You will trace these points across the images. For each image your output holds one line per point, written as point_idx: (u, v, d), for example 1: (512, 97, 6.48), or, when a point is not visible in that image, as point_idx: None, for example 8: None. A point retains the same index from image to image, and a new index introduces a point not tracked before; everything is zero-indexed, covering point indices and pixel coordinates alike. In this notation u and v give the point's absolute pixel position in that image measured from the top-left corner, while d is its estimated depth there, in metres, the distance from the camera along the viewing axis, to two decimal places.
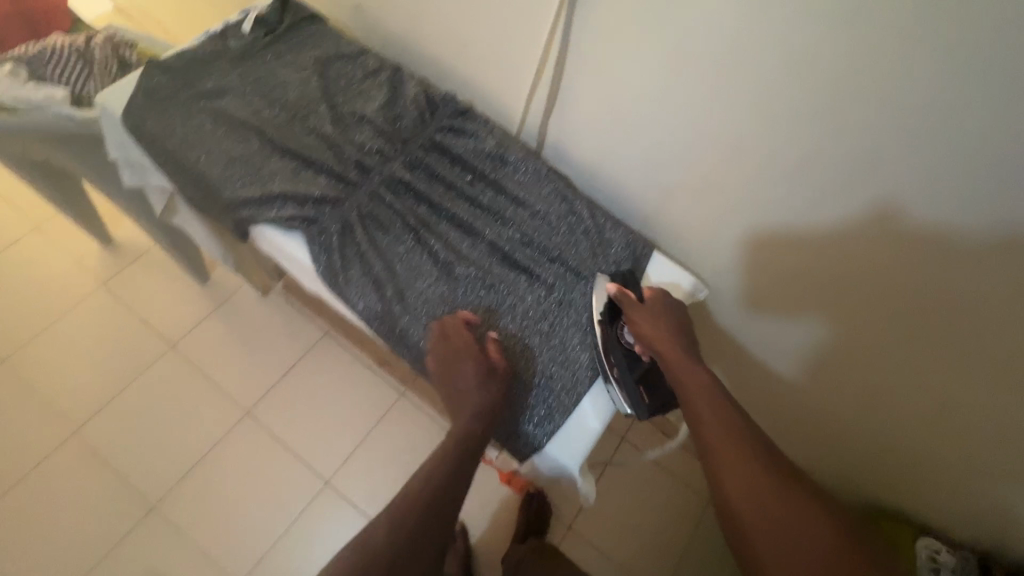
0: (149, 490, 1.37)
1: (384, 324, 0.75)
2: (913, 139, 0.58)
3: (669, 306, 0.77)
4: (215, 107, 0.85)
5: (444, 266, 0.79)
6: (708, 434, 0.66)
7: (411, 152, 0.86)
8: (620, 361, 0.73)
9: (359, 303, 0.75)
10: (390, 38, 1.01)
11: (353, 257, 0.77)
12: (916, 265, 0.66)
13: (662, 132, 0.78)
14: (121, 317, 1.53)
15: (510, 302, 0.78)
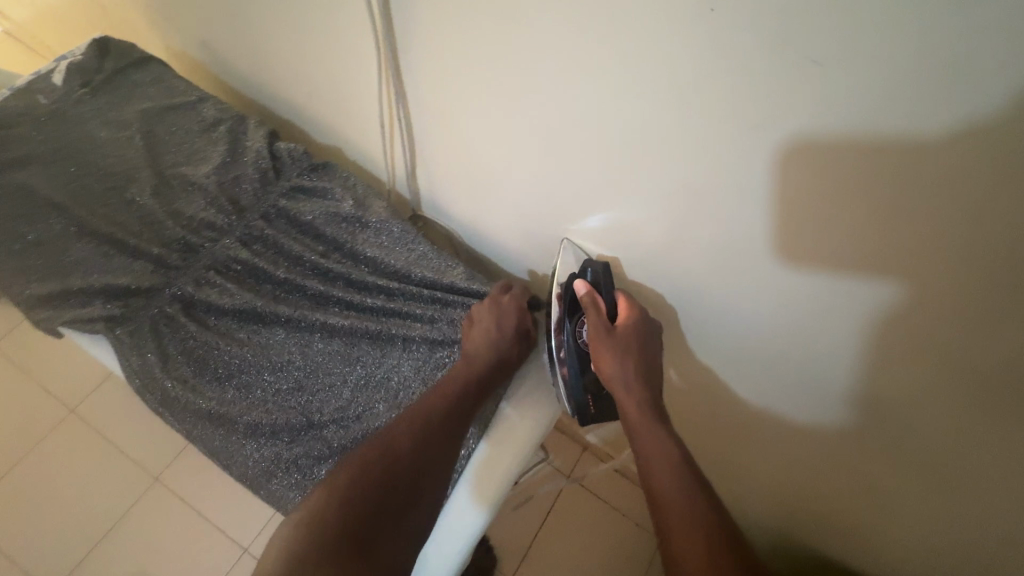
0: (48, 573, 1.26)
1: (207, 439, 0.64)
2: (772, 229, 0.45)
3: (647, 331, 0.59)
4: (15, 183, 0.73)
5: (281, 362, 0.66)
6: (676, 531, 0.49)
7: (249, 223, 0.73)
8: (572, 360, 0.62)
9: (178, 415, 0.64)
10: (241, 76, 0.88)
11: (171, 360, 0.66)
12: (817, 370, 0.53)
13: (527, 193, 0.64)
14: (16, 382, 1.41)
15: (359, 402, 0.64)
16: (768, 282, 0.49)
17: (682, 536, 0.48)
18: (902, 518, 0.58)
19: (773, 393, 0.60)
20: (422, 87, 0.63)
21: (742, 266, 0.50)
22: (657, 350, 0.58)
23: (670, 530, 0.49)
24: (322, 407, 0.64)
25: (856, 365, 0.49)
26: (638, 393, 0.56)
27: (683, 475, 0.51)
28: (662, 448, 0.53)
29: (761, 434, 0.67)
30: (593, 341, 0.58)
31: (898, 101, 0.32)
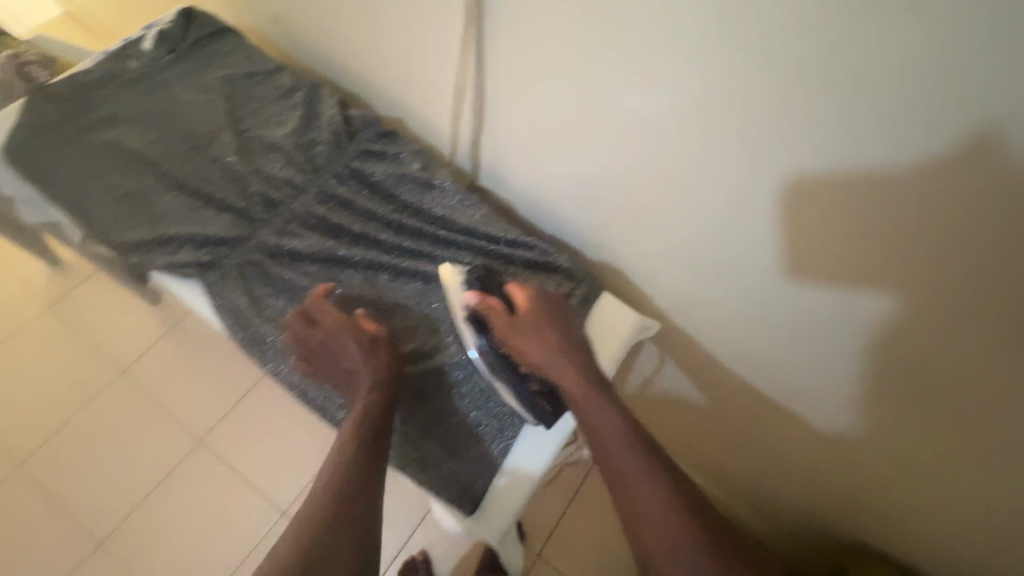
0: (97, 524, 1.32)
1: (289, 377, 0.68)
2: (838, 191, 0.49)
3: (557, 314, 0.66)
4: (104, 138, 0.76)
5: (360, 308, 0.71)
6: (636, 493, 0.54)
7: (326, 183, 0.77)
8: (502, 369, 0.64)
9: (265, 360, 0.68)
10: (310, 52, 0.93)
11: (260, 306, 0.70)
12: (870, 336, 0.56)
13: (592, 161, 0.68)
14: (69, 343, 1.47)
15: (433, 345, 0.70)
16: (832, 244, 0.53)
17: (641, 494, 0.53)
18: (935, 474, 0.61)
19: (820, 359, 0.63)
20: (503, 59, 0.68)
21: (805, 229, 0.54)
22: (577, 330, 0.66)
23: (630, 495, 0.54)
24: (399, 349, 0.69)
25: (905, 330, 0.52)
26: (573, 373, 0.61)
27: (629, 445, 0.56)
28: (609, 421, 0.57)
29: (804, 404, 0.70)
30: (510, 337, 0.63)
31: (992, 50, 0.36)
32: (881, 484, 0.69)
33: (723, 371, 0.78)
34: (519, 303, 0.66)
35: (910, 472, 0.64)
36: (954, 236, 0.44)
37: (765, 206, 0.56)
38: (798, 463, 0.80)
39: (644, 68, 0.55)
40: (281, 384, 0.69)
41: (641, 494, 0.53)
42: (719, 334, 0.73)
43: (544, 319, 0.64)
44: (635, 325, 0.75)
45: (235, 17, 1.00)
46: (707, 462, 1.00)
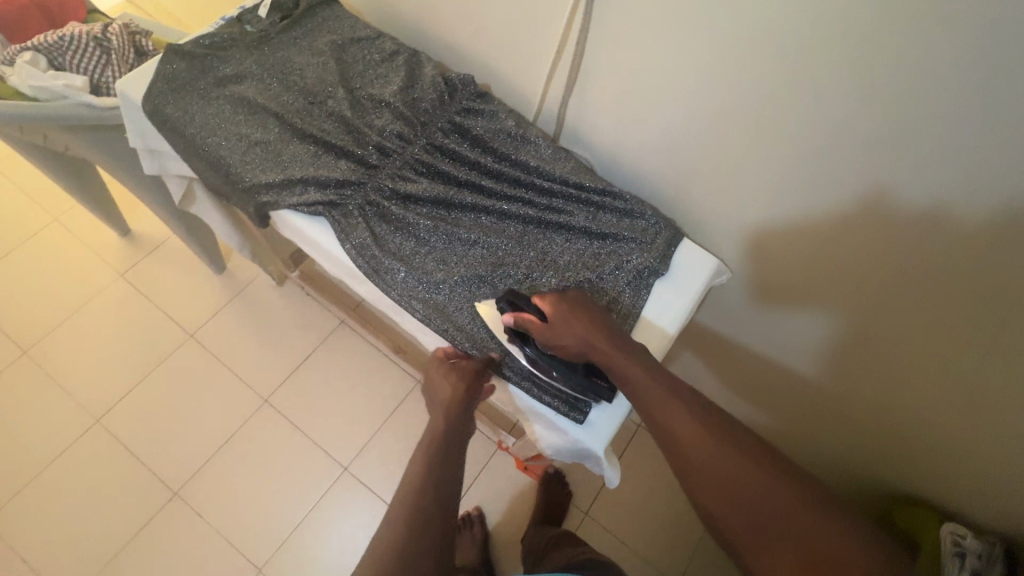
0: (172, 475, 1.39)
1: (409, 303, 0.76)
2: (927, 125, 0.58)
3: (562, 298, 0.69)
4: (233, 93, 0.85)
5: (470, 244, 0.80)
6: (674, 430, 0.61)
7: (431, 135, 0.85)
8: (559, 373, 0.69)
9: (388, 287, 0.76)
10: (401, 23, 1.00)
11: (381, 241, 0.78)
12: (943, 253, 0.66)
13: (686, 111, 0.77)
14: (141, 307, 1.55)
15: (536, 278, 0.78)
16: (914, 169, 0.62)
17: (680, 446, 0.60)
18: (990, 374, 0.72)
19: (892, 281, 0.74)
20: (608, 22, 0.75)
21: (893, 161, 0.63)
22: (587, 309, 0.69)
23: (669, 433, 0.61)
24: (507, 279, 0.77)
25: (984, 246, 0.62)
26: (606, 345, 0.67)
27: (664, 393, 0.63)
28: (641, 375, 0.64)
29: (872, 326, 0.81)
30: (551, 334, 0.68)
31: None
32: (941, 395, 0.81)
33: (796, 302, 0.89)
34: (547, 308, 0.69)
35: (967, 378, 0.75)
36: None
37: (856, 144, 0.65)
38: (859, 388, 0.91)
39: (749, 22, 0.64)
40: (402, 310, 0.77)
41: (678, 426, 0.60)
42: (801, 267, 0.83)
43: (572, 308, 0.69)
44: (713, 268, 0.84)
45: None
46: (771, 399, 1.11)
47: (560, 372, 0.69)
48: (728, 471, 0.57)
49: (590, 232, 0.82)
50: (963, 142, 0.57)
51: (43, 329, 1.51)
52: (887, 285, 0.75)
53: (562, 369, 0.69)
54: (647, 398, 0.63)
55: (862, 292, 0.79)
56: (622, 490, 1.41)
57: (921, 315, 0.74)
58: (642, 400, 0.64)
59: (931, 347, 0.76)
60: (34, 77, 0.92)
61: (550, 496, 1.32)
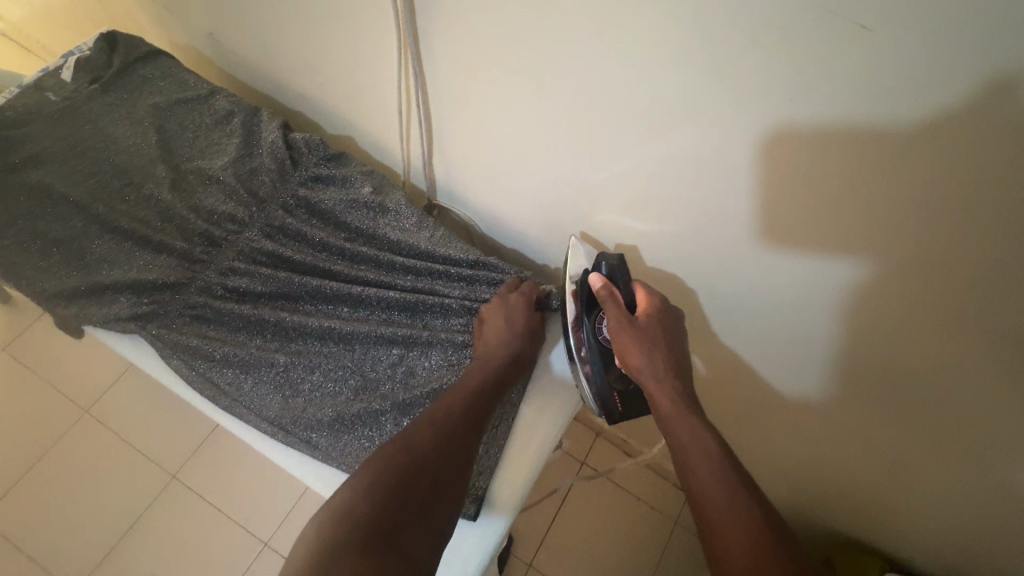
0: (73, 571, 1.27)
1: (253, 420, 0.65)
2: (798, 209, 0.49)
3: (668, 314, 0.59)
4: (31, 183, 0.72)
5: (321, 342, 0.68)
6: (718, 518, 0.47)
7: (271, 214, 0.73)
8: (592, 356, 0.63)
9: (223, 405, 0.65)
10: (247, 72, 0.88)
11: (209, 353, 0.66)
12: (843, 331, 0.55)
13: (547, 175, 0.66)
14: (28, 384, 1.41)
15: (404, 367, 0.68)
16: (797, 249, 0.51)
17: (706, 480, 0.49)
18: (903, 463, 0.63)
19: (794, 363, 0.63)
20: (449, 74, 0.64)
21: (776, 245, 0.53)
22: (679, 332, 0.60)
23: (707, 514, 0.47)
24: (366, 381, 0.67)
25: (880, 337, 0.52)
26: (671, 388, 0.55)
27: (723, 470, 0.49)
28: (699, 439, 0.51)
29: (777, 406, 0.71)
30: (617, 333, 0.58)
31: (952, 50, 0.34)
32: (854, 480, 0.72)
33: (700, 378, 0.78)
34: (639, 305, 0.60)
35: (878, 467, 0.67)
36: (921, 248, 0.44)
37: (733, 224, 0.54)
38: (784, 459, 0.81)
39: (591, 90, 0.53)
40: (242, 428, 0.65)
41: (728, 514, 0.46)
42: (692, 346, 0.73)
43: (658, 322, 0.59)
44: None
45: (166, 37, 0.94)
46: None
47: (592, 357, 0.63)
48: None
49: (463, 313, 0.71)
50: (852, 225, 0.46)
51: None
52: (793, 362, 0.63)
53: (599, 354, 0.63)
54: (699, 470, 0.49)
55: (768, 365, 0.67)
56: (568, 537, 1.31)
57: (830, 396, 0.63)
58: (691, 466, 0.50)
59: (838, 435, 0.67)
60: None
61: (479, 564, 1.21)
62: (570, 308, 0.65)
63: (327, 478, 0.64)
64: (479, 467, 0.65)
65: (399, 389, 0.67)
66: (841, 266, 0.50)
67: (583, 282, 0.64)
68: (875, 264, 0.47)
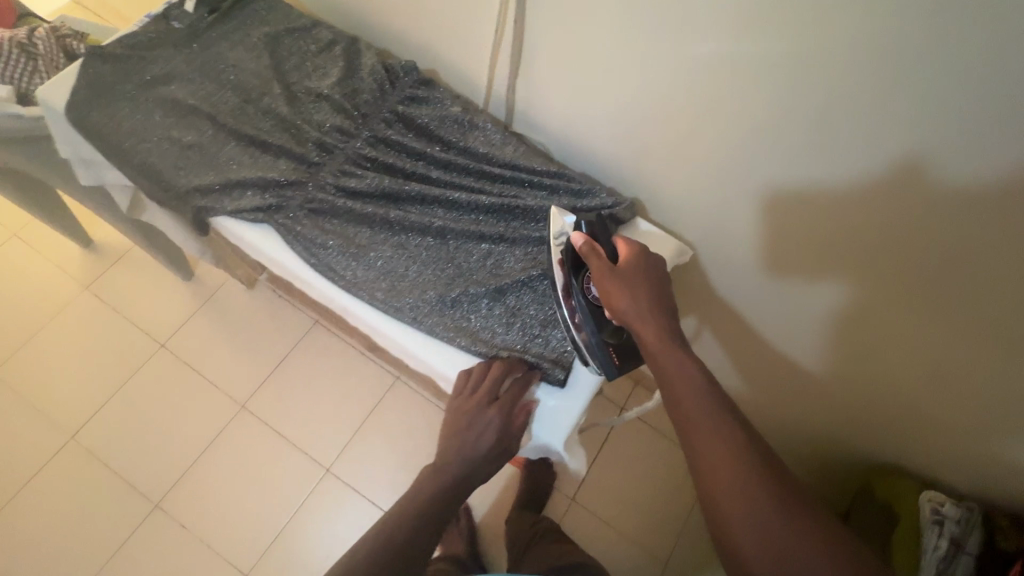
0: (150, 489, 1.37)
1: (364, 299, 0.73)
2: (867, 88, 0.55)
3: (647, 265, 0.66)
4: (162, 95, 0.80)
5: (421, 237, 0.77)
6: (701, 444, 0.53)
7: (374, 127, 0.81)
8: (585, 320, 0.67)
9: (340, 287, 0.73)
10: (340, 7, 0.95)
11: (328, 242, 0.74)
12: (898, 224, 0.62)
13: (628, 88, 0.75)
14: (107, 320, 1.52)
15: (494, 262, 0.76)
16: (863, 135, 0.58)
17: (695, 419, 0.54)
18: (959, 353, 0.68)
19: (856, 257, 0.69)
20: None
21: (851, 126, 0.58)
22: (659, 281, 0.65)
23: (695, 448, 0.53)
24: (464, 271, 0.75)
25: (943, 216, 0.57)
26: (654, 329, 0.60)
27: (705, 402, 0.55)
28: (685, 374, 0.56)
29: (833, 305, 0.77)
30: (603, 284, 0.63)
31: None
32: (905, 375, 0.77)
33: (764, 283, 0.84)
34: (622, 255, 0.67)
35: (931, 361, 0.72)
36: (991, 114, 0.48)
37: (812, 107, 0.60)
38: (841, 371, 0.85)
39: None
40: (356, 305, 0.73)
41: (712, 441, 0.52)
42: (759, 246, 0.79)
43: (638, 271, 0.65)
44: (675, 250, 0.81)
45: None
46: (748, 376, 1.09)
47: (584, 318, 0.67)
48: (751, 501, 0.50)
49: (547, 216, 0.79)
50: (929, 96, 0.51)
51: (9, 349, 1.47)
52: (849, 259, 0.70)
53: (590, 314, 0.67)
54: (684, 404, 0.55)
55: (827, 266, 0.73)
56: (608, 475, 1.37)
57: (880, 294, 0.70)
58: (677, 403, 0.55)
59: (896, 332, 0.72)
60: None
61: (525, 495, 1.30)
62: (558, 277, 0.69)
63: (431, 350, 0.72)
64: (563, 344, 0.73)
65: (494, 277, 0.75)
66: (906, 150, 0.56)
67: (568, 247, 0.69)
68: (930, 144, 0.54)
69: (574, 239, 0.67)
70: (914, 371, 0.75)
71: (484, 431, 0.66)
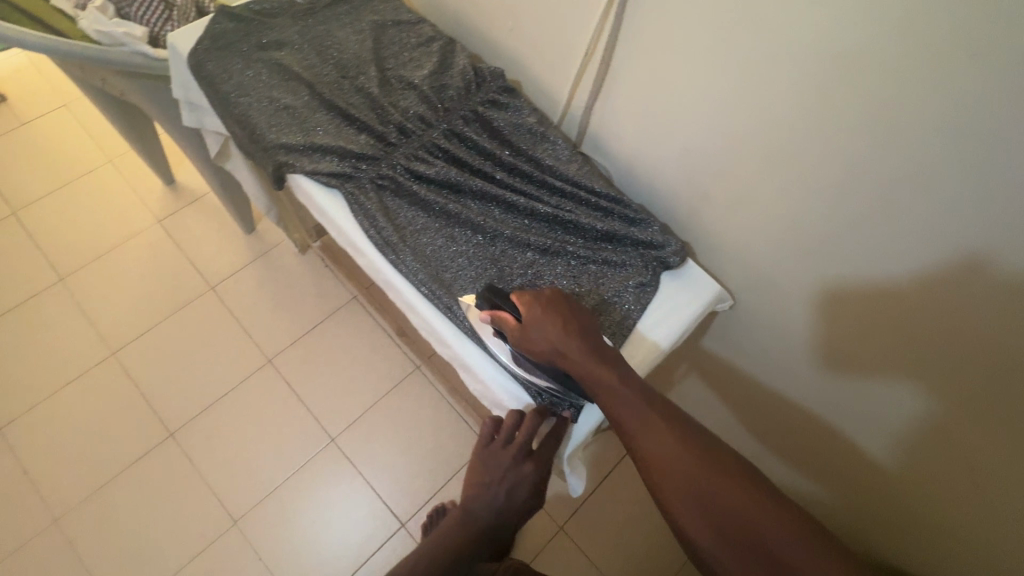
0: (171, 418, 1.45)
1: (411, 278, 0.77)
2: (943, 166, 0.57)
3: (547, 299, 0.69)
4: (272, 58, 0.88)
5: (474, 232, 0.80)
6: (647, 446, 0.61)
7: (453, 122, 0.86)
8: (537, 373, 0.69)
9: (390, 261, 0.77)
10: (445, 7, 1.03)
11: (389, 218, 0.79)
12: (962, 301, 0.62)
13: (701, 130, 0.78)
14: (170, 254, 1.63)
15: (537, 270, 0.79)
16: (932, 212, 0.60)
17: (637, 429, 0.62)
18: (990, 434, 0.68)
19: (900, 320, 0.70)
20: (644, 20, 0.75)
21: (915, 193, 0.60)
22: (563, 307, 0.69)
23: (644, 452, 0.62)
24: (506, 272, 0.78)
25: (989, 290, 0.59)
26: (581, 362, 0.65)
27: (651, 419, 0.62)
28: (622, 396, 0.63)
29: (874, 363, 0.78)
30: (526, 343, 0.67)
31: None
32: (937, 452, 0.77)
33: (808, 335, 0.85)
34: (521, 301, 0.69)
35: (968, 445, 0.71)
36: None
37: (881, 173, 0.62)
38: (872, 436, 0.85)
39: (781, 51, 0.63)
40: (402, 283, 0.77)
41: (676, 465, 0.60)
42: (808, 294, 0.81)
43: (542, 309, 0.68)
44: (716, 293, 0.81)
45: None
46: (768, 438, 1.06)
47: (536, 372, 0.69)
48: (712, 492, 0.59)
49: (597, 236, 0.81)
50: (996, 173, 0.53)
51: (80, 261, 1.60)
52: (904, 331, 0.71)
53: (539, 368, 0.69)
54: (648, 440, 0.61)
55: (878, 334, 0.74)
56: (603, 512, 1.33)
57: (932, 369, 0.70)
58: (640, 441, 0.62)
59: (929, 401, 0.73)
60: (98, 21, 0.98)
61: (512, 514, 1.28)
62: (497, 346, 0.72)
63: (460, 339, 0.74)
64: None
65: (532, 285, 0.77)
66: (975, 229, 0.57)
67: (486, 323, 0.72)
68: (998, 228, 0.55)
69: (482, 313, 0.71)
70: (952, 455, 0.74)
71: (522, 481, 0.75)
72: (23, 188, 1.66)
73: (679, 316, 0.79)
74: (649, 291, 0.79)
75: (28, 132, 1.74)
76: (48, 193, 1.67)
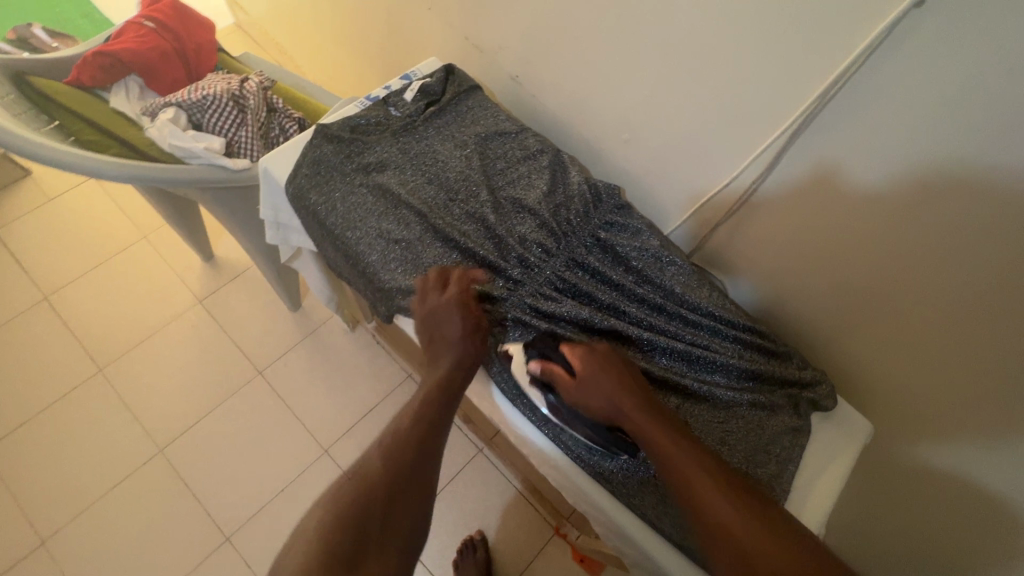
0: (225, 521, 1.36)
1: (559, 434, 0.71)
2: None
3: (596, 355, 0.68)
4: (375, 183, 0.81)
5: None
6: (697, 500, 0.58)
7: (574, 250, 0.81)
8: (581, 425, 0.68)
9: (533, 409, 0.73)
10: (555, 113, 1.03)
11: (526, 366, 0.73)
12: None
13: (850, 268, 0.75)
14: (214, 337, 1.55)
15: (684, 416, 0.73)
16: None
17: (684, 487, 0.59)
18: None
19: None
20: (795, 162, 0.74)
21: None
22: (615, 362, 0.68)
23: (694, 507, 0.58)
24: None
25: None
26: (635, 422, 0.63)
27: (700, 477, 0.59)
28: (676, 458, 0.60)
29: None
30: (576, 393, 0.66)
31: None
32: None
33: (954, 484, 0.78)
34: (574, 357, 0.68)
35: None
36: None
37: None
38: None
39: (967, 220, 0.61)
40: (545, 442, 0.72)
41: (728, 527, 0.56)
42: (958, 445, 0.75)
43: (594, 365, 0.67)
44: (865, 433, 0.78)
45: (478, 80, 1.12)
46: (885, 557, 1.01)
47: (582, 427, 0.68)
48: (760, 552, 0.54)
49: (742, 374, 0.75)
50: None
51: (118, 351, 1.50)
52: None
53: (587, 423, 0.68)
54: (700, 513, 0.57)
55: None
56: None
57: None
58: (694, 507, 0.58)
59: None
60: (173, 134, 0.93)
61: None
62: (538, 393, 0.71)
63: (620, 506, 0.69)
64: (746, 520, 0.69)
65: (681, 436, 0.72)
66: None
67: (533, 373, 0.70)
68: None
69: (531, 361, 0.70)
70: None
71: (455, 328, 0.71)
72: (54, 271, 1.57)
73: (833, 466, 0.75)
74: (803, 438, 0.75)
75: (57, 209, 1.65)
76: (79, 276, 1.58)
